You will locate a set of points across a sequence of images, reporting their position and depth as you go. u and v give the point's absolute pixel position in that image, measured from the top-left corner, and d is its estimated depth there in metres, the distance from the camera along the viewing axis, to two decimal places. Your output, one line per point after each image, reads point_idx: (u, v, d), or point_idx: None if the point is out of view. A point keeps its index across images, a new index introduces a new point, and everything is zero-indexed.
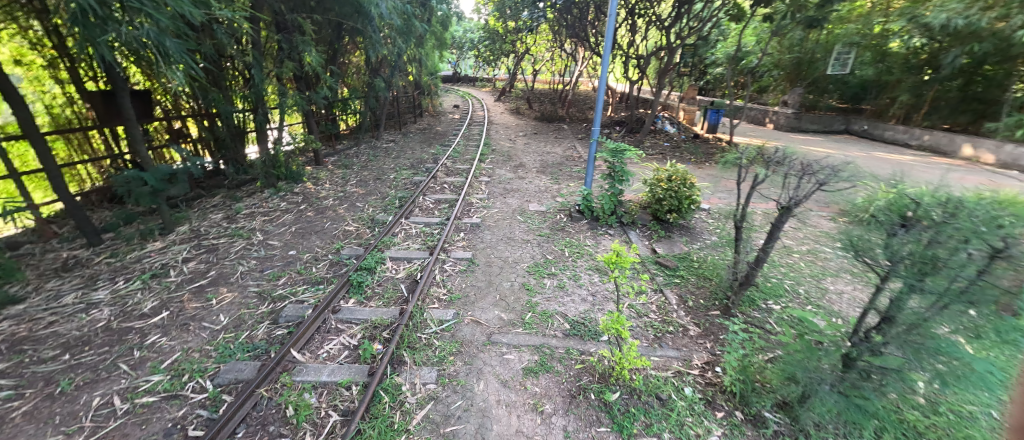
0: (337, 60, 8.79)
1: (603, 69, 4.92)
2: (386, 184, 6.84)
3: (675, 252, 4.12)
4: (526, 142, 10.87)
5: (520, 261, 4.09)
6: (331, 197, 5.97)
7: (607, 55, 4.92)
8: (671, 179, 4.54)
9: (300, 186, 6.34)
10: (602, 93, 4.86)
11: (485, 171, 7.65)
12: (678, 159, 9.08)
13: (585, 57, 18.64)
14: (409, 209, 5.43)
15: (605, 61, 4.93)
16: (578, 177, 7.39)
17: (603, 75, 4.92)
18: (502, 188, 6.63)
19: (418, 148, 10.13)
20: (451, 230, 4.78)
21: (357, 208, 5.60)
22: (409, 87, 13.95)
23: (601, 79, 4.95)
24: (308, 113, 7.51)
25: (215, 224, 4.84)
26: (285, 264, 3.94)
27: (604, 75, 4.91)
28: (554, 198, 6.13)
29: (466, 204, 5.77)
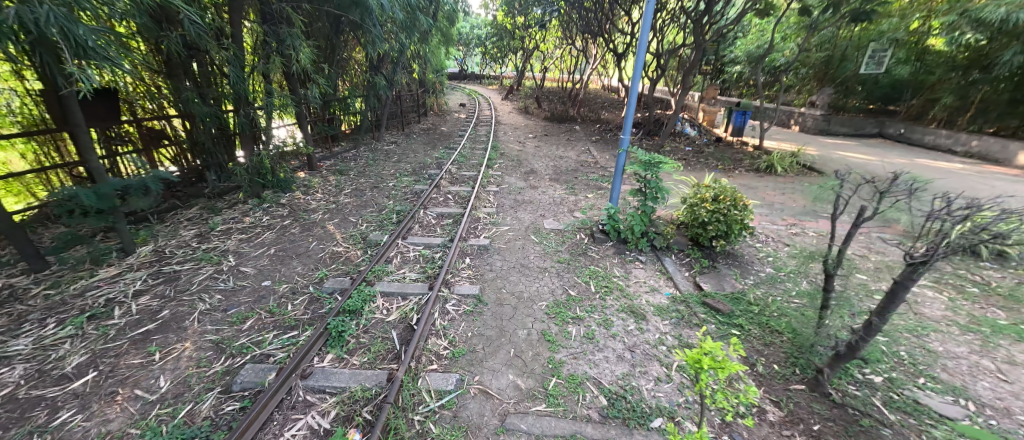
0: (335, 57, 8.16)
1: (637, 66, 4.17)
2: (385, 194, 6.18)
3: (725, 290, 3.39)
4: (537, 145, 10.19)
5: (538, 299, 3.40)
6: (321, 210, 5.33)
7: (642, 50, 4.17)
8: (718, 198, 3.76)
9: (288, 197, 5.68)
10: (635, 95, 4.13)
11: (494, 179, 6.97)
12: (703, 166, 8.32)
13: (597, 55, 17.86)
14: (408, 226, 4.77)
15: (640, 56, 4.18)
16: (596, 186, 6.68)
17: (637, 74, 4.17)
18: (512, 200, 5.94)
19: (421, 151, 9.46)
20: (456, 254, 4.10)
21: (349, 224, 4.95)
22: (414, 85, 13.32)
23: (633, 77, 4.21)
24: (300, 112, 6.84)
25: (183, 244, 4.19)
26: (255, 300, 3.27)
27: (638, 73, 4.17)
28: (572, 213, 5.42)
29: (472, 219, 5.10)
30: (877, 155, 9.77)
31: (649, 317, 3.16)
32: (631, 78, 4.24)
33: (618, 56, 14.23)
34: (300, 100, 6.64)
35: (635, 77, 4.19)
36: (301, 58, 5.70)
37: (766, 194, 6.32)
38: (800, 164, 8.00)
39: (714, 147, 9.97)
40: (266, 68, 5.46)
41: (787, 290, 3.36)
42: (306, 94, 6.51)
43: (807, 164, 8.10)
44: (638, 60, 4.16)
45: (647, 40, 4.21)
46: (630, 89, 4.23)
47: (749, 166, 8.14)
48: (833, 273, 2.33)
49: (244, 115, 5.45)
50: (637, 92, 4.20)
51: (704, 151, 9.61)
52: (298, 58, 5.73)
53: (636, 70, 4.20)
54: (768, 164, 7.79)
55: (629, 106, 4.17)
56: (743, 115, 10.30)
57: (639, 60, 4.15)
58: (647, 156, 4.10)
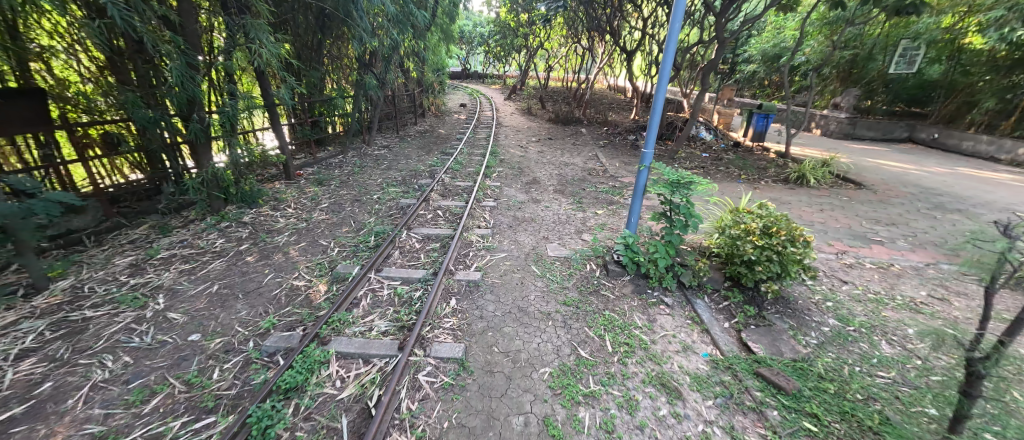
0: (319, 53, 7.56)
1: (666, 62, 3.36)
2: (367, 209, 5.45)
3: (783, 355, 2.59)
4: (541, 150, 9.43)
5: (539, 363, 2.62)
6: (289, 229, 4.60)
7: (673, 41, 3.36)
8: (769, 232, 2.93)
9: (253, 213, 4.95)
10: (661, 99, 3.35)
11: (491, 191, 6.21)
12: (724, 175, 7.53)
13: (604, 53, 17.10)
14: (385, 254, 4.03)
15: (669, 50, 3.36)
16: (606, 200, 5.92)
17: (665, 72, 3.37)
18: (511, 218, 5.19)
19: (414, 157, 8.72)
20: (439, 294, 3.34)
21: (318, 249, 4.21)
22: (410, 84, 12.59)
23: (661, 76, 3.41)
24: (274, 115, 6.11)
25: (109, 278, 3.46)
26: (172, 364, 2.53)
27: (666, 71, 3.36)
28: (580, 237, 4.66)
29: (463, 243, 4.36)
30: (913, 163, 8.90)
31: (686, 395, 2.37)
32: (659, 76, 3.43)
33: (628, 54, 13.39)
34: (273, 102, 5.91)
35: (664, 74, 3.39)
36: (268, 55, 4.95)
37: (801, 211, 5.52)
38: (833, 174, 7.18)
39: (733, 154, 9.15)
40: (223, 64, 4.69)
41: (865, 357, 2.56)
42: (278, 96, 5.77)
43: (841, 174, 7.27)
44: (666, 55, 3.35)
45: (677, 31, 3.39)
46: (656, 90, 3.43)
47: (775, 176, 7.34)
48: (980, 374, 1.55)
49: (197, 118, 4.68)
50: (664, 95, 3.41)
51: (723, 158, 8.80)
52: (264, 55, 5.00)
53: (665, 65, 3.39)
54: (798, 174, 6.98)
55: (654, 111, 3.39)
56: (765, 119, 9.45)
57: (669, 55, 3.34)
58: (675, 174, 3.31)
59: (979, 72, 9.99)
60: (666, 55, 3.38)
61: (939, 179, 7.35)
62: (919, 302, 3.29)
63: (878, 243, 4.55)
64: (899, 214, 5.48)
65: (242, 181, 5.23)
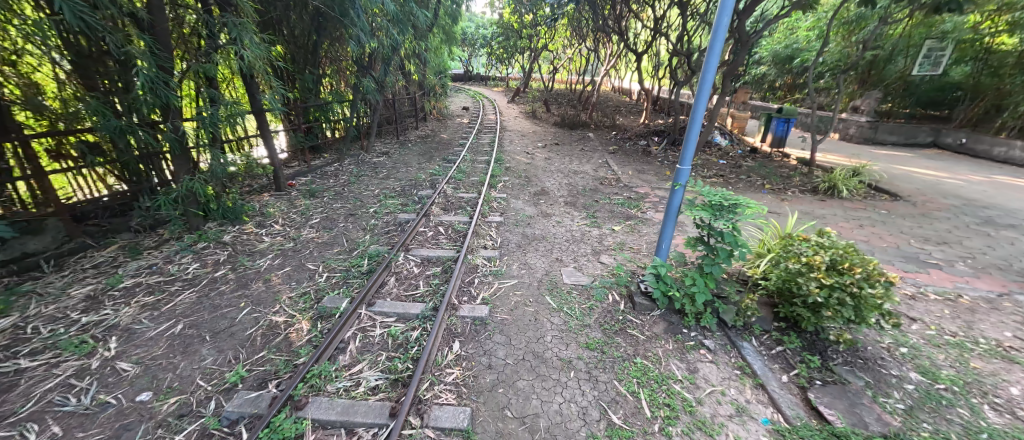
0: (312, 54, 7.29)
1: (710, 67, 2.83)
2: (361, 225, 4.97)
3: (869, 427, 2.07)
4: (548, 157, 8.95)
5: (563, 435, 2.12)
6: (273, 250, 4.13)
7: (719, 40, 2.79)
8: (838, 269, 2.42)
9: (235, 231, 4.47)
10: (701, 111, 2.87)
11: (497, 204, 5.74)
12: (746, 185, 7.02)
13: (611, 54, 16.67)
14: (380, 282, 3.55)
15: (715, 51, 2.82)
16: (623, 215, 5.43)
17: (707, 79, 2.86)
18: (520, 235, 4.72)
19: (414, 164, 8.27)
20: (441, 336, 2.85)
21: (304, 275, 3.73)
22: (411, 87, 12.14)
23: (702, 84, 2.91)
24: (262, 122, 5.65)
25: (58, 315, 2.98)
26: (109, 437, 2.05)
27: (709, 78, 2.86)
28: (598, 259, 4.16)
29: (468, 268, 3.87)
30: (946, 170, 8.34)
31: None
32: (699, 84, 2.93)
33: (638, 55, 12.88)
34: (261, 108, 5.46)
35: (706, 82, 2.88)
36: (252, 57, 4.48)
37: (838, 228, 5.02)
38: (866, 185, 6.66)
39: (751, 161, 8.64)
40: (202, 67, 4.19)
41: (971, 431, 2.04)
42: (266, 100, 5.30)
43: (873, 183, 6.75)
44: (710, 58, 2.83)
45: (725, 28, 2.83)
46: (696, 100, 2.94)
47: (801, 186, 6.84)
48: None
49: (170, 127, 4.17)
50: (704, 106, 2.94)
51: (742, 165, 8.29)
52: (249, 57, 4.52)
53: (708, 70, 2.86)
54: (828, 185, 6.46)
55: (692, 124, 2.91)
56: (786, 124, 8.86)
57: (713, 59, 2.81)
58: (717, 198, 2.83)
59: (1010, 74, 9.47)
60: (710, 58, 2.85)
61: (980, 190, 6.81)
62: (1008, 347, 2.77)
63: (936, 267, 4.03)
64: (947, 231, 4.97)
65: (224, 195, 4.76)
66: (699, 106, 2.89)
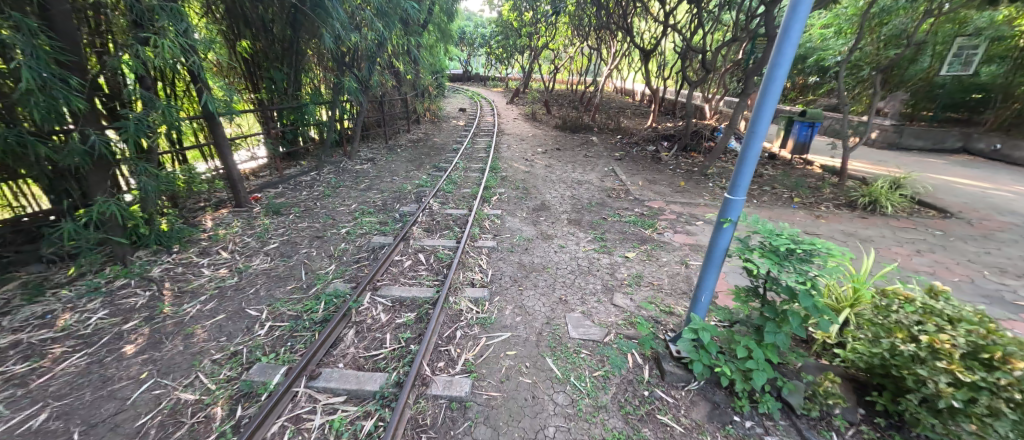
0: (277, 46, 6.67)
1: (783, 61, 1.89)
2: (328, 251, 4.20)
3: None
4: (548, 164, 8.18)
5: None
6: (209, 290, 3.32)
7: (799, 18, 1.82)
8: (983, 360, 1.62)
9: (168, 262, 3.67)
10: (764, 125, 2.00)
11: (490, 223, 4.97)
12: (772, 197, 6.24)
13: (613, 53, 15.95)
14: (334, 338, 2.77)
15: (790, 35, 1.86)
16: (635, 237, 4.66)
17: (777, 80, 1.93)
18: (516, 265, 3.95)
19: (401, 172, 7.52)
20: (403, 431, 2.05)
21: (239, 326, 2.93)
22: (403, 87, 11.37)
23: (767, 85, 1.98)
24: (214, 128, 4.86)
25: None
26: None
27: (778, 75, 1.92)
28: (610, 300, 3.38)
29: (448, 314, 3.09)
30: (988, 180, 7.54)
31: None
32: (762, 84, 2.00)
33: (645, 53, 12.08)
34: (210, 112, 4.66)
35: (774, 82, 1.94)
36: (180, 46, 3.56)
37: (894, 255, 4.22)
38: (909, 199, 5.87)
39: (773, 170, 7.86)
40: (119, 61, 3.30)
41: None
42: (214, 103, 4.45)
43: (916, 197, 5.96)
44: (783, 47, 1.88)
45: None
46: (756, 107, 2.05)
47: (836, 201, 6.06)
48: None
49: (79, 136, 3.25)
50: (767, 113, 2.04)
51: (763, 174, 7.51)
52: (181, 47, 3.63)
53: (779, 65, 1.92)
54: (868, 201, 5.67)
55: (750, 143, 2.07)
56: (810, 128, 8.10)
57: (788, 49, 1.87)
58: (789, 246, 2.01)
59: None
60: (784, 46, 1.89)
61: None
62: None
63: None
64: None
65: (158, 216, 3.91)
66: (763, 118, 1.99)
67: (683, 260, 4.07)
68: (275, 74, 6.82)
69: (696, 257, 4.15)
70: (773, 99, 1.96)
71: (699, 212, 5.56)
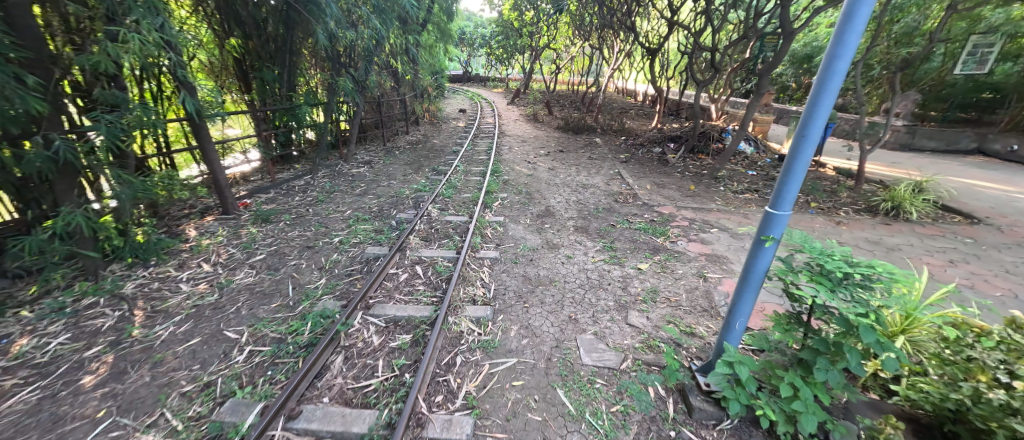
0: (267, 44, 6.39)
1: (843, 53, 1.55)
2: (318, 263, 3.91)
3: None
4: (552, 167, 7.89)
5: None
6: (185, 309, 3.03)
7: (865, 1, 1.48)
8: None
9: (143, 278, 3.37)
10: (817, 131, 1.67)
11: (492, 231, 4.69)
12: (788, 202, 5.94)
13: (616, 53, 15.67)
14: (321, 366, 2.47)
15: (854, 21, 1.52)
16: (647, 246, 4.37)
17: (835, 76, 1.59)
18: (521, 278, 3.66)
19: (399, 176, 7.24)
20: None
21: (214, 352, 2.63)
22: (401, 87, 11.09)
23: (822, 82, 1.65)
24: (198, 129, 4.55)
25: None
26: None
27: (837, 70, 1.59)
28: (624, 319, 3.08)
29: (448, 336, 2.81)
30: (1010, 182, 7.24)
31: None
32: (816, 81, 1.67)
33: (649, 52, 11.80)
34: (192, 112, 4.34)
35: (832, 79, 1.61)
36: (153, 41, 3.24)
37: (927, 266, 3.92)
38: (932, 203, 5.58)
39: (784, 173, 7.57)
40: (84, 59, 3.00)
41: None
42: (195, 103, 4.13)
43: (940, 201, 5.67)
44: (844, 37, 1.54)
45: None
46: (806, 109, 1.72)
47: (854, 205, 5.77)
48: None
49: (43, 141, 2.96)
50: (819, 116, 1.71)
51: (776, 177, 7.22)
52: (155, 43, 3.31)
53: (840, 57, 1.57)
54: (890, 206, 5.39)
55: (800, 151, 1.74)
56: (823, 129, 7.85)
57: (852, 38, 1.53)
58: (843, 269, 1.73)
59: None
60: (847, 33, 1.55)
61: None
62: None
63: None
64: None
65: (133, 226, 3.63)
66: (816, 121, 1.67)
67: (700, 273, 3.78)
68: (267, 73, 6.54)
69: (714, 269, 3.86)
70: (830, 97, 1.63)
71: (712, 218, 5.27)
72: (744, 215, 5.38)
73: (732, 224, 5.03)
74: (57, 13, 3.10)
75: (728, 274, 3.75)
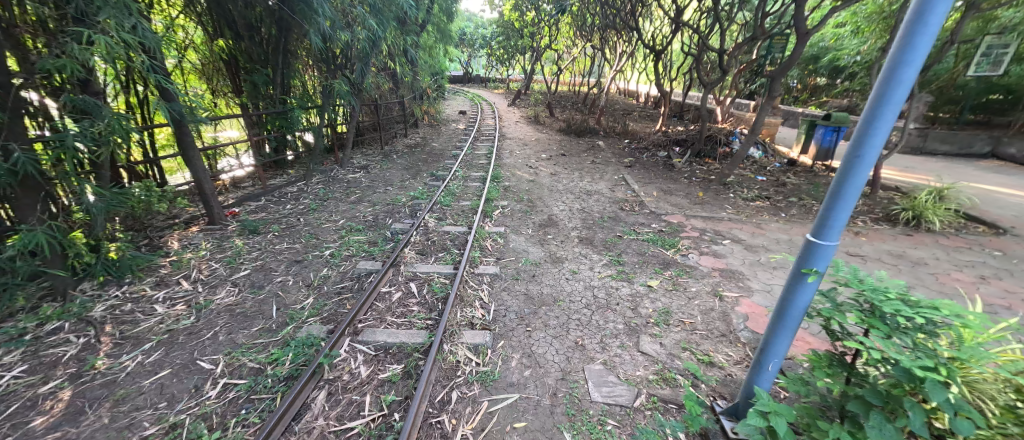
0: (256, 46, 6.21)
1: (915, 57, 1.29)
2: (306, 279, 3.67)
3: None
4: (554, 172, 7.64)
5: None
6: (156, 335, 2.77)
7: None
8: None
9: (114, 300, 3.11)
10: (876, 150, 1.40)
11: (491, 242, 4.45)
12: (801, 210, 5.68)
13: (618, 54, 15.44)
14: (301, 405, 2.22)
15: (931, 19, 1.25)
16: (657, 260, 4.13)
17: (902, 85, 1.32)
18: (523, 297, 3.41)
19: (396, 181, 7.01)
20: None
21: (184, 386, 2.38)
22: (400, 89, 10.85)
23: (885, 93, 1.38)
24: (181, 136, 4.29)
25: None
26: None
27: (905, 76, 1.31)
28: (636, 346, 2.82)
29: (442, 366, 2.55)
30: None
31: None
32: (875, 90, 1.40)
33: (653, 54, 11.55)
34: (175, 118, 4.08)
35: (897, 89, 1.34)
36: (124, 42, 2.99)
37: (958, 284, 3.66)
38: (955, 212, 5.31)
39: (795, 178, 7.31)
40: (50, 63, 2.75)
41: None
42: (176, 108, 3.89)
43: (963, 210, 5.40)
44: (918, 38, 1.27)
45: None
46: (862, 123, 1.45)
47: (872, 214, 5.50)
48: None
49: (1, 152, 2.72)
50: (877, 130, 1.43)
51: (786, 183, 6.96)
52: (127, 44, 3.05)
53: (909, 63, 1.31)
54: (911, 216, 5.12)
55: (854, 174, 1.47)
56: (835, 133, 7.58)
57: (924, 41, 1.27)
58: (900, 311, 1.47)
59: None
60: (918, 35, 1.29)
61: None
62: None
63: None
64: None
65: (104, 242, 3.40)
66: (873, 140, 1.41)
67: (715, 291, 3.52)
68: (258, 76, 6.32)
69: (730, 286, 3.60)
70: (893, 112, 1.37)
71: (723, 228, 5.02)
72: (757, 225, 5.12)
73: (745, 235, 4.77)
74: (20, 10, 2.83)
75: (745, 293, 3.49)
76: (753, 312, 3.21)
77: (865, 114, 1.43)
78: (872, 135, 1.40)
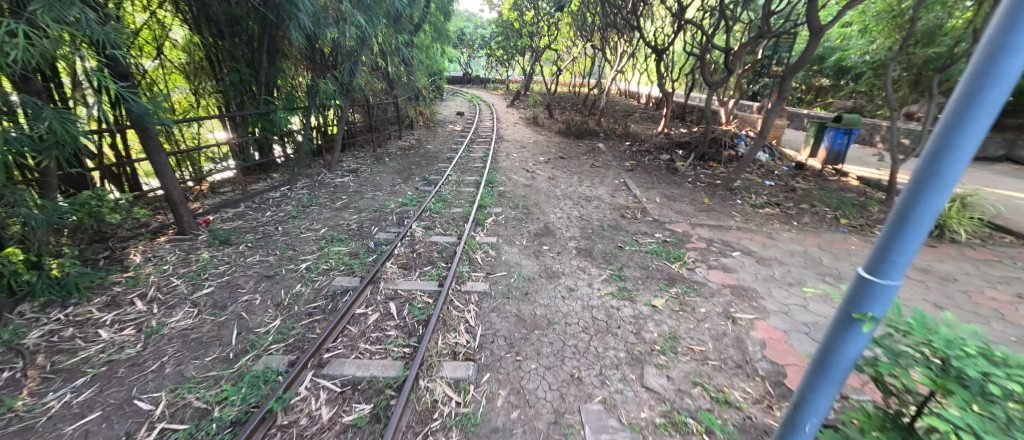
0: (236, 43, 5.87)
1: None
2: (276, 297, 3.33)
3: None
4: (552, 176, 7.32)
5: None
6: (93, 367, 2.44)
7: None
8: None
9: (53, 324, 2.78)
10: (957, 171, 1.05)
11: (482, 255, 4.12)
12: (814, 218, 5.34)
13: (619, 54, 15.11)
14: None
15: None
16: (661, 276, 3.79)
17: (1005, 83, 0.96)
18: (513, 319, 3.07)
19: (385, 186, 6.68)
20: None
21: (113, 433, 2.04)
22: (394, 89, 10.51)
23: (974, 95, 1.02)
24: (147, 140, 3.94)
25: None
26: None
27: (1009, 71, 0.96)
28: (641, 380, 2.48)
29: (417, 407, 2.21)
30: None
31: None
32: (961, 90, 1.04)
33: (655, 53, 11.21)
34: (138, 121, 3.73)
35: (995, 89, 0.98)
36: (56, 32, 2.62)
37: (995, 304, 3.32)
38: (979, 221, 4.97)
39: (804, 183, 6.98)
40: None
41: None
42: (136, 109, 3.53)
43: (988, 219, 5.05)
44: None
45: None
46: (939, 133, 1.09)
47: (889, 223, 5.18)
48: None
49: None
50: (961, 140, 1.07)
51: (796, 189, 6.62)
52: (60, 35, 2.67)
53: (1016, 50, 0.94)
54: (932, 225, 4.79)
55: (925, 201, 1.11)
56: (845, 136, 7.27)
57: None
58: (989, 374, 1.14)
59: None
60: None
61: None
62: None
63: None
64: None
65: (49, 258, 3.05)
66: (958, 155, 1.05)
67: (726, 311, 3.17)
68: (238, 75, 5.98)
69: (743, 306, 3.25)
70: (988, 118, 1.00)
71: (732, 238, 4.68)
72: (768, 235, 4.78)
73: (756, 246, 4.43)
74: None
75: (761, 315, 3.13)
76: (772, 338, 2.85)
77: (946, 120, 1.07)
78: (957, 147, 1.04)
